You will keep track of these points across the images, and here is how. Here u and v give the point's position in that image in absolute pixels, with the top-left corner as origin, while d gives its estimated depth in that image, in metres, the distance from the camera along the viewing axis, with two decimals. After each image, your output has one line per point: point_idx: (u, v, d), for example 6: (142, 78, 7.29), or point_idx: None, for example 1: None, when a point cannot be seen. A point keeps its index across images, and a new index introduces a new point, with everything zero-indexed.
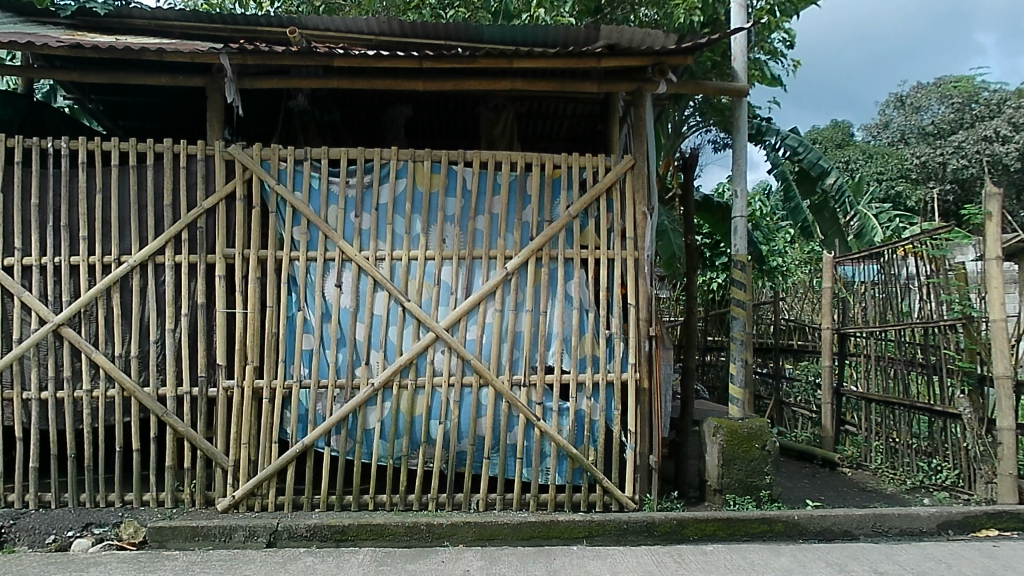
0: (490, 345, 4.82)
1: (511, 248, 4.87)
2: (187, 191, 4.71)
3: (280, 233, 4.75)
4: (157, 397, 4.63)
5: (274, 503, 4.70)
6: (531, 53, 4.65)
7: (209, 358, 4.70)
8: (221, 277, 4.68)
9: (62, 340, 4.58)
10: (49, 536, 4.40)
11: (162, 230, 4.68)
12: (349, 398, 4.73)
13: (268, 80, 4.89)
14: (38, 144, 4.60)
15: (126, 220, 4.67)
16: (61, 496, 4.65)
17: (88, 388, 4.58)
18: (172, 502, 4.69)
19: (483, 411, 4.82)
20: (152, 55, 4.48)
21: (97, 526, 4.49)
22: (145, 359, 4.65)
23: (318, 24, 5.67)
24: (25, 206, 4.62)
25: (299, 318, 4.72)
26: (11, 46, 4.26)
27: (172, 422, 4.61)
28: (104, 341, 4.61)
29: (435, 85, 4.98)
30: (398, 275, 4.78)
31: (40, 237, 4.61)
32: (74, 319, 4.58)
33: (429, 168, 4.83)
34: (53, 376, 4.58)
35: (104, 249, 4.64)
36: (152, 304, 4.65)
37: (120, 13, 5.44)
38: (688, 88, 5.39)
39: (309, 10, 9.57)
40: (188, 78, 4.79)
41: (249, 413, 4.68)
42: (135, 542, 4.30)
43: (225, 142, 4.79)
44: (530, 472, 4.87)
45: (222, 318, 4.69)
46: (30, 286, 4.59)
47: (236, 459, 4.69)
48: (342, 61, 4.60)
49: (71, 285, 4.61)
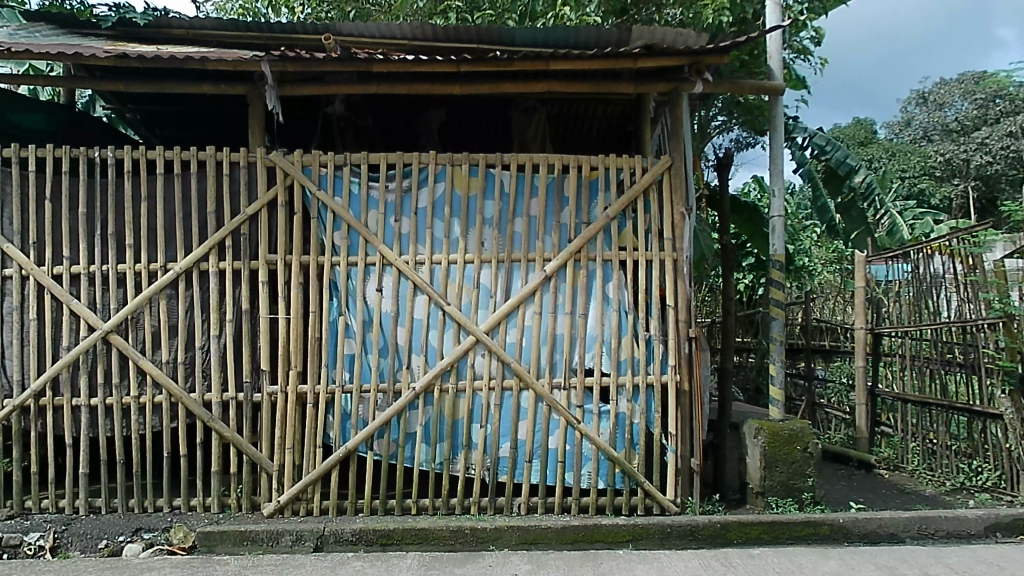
0: (530, 349, 4.81)
1: (550, 251, 4.86)
2: (230, 198, 4.73)
3: (321, 239, 4.77)
4: (203, 402, 4.65)
5: (319, 508, 4.71)
6: (567, 55, 4.66)
7: (254, 365, 4.72)
8: (264, 284, 4.70)
9: (110, 348, 4.61)
10: (101, 541, 4.39)
11: (206, 237, 4.71)
12: (392, 403, 4.74)
13: (306, 87, 4.91)
14: (85, 153, 4.63)
15: (171, 228, 4.70)
16: (111, 502, 4.66)
17: (136, 395, 4.62)
18: (218, 507, 4.69)
19: (524, 414, 4.81)
20: (195, 64, 4.46)
21: (146, 530, 4.48)
22: (191, 365, 4.68)
23: (353, 31, 5.80)
24: (73, 215, 4.66)
25: (340, 323, 4.73)
26: (59, 58, 4.33)
27: (218, 428, 4.62)
28: (151, 348, 4.64)
29: (472, 88, 4.98)
30: (437, 279, 4.79)
31: (88, 245, 4.65)
32: (121, 326, 4.62)
33: (467, 171, 4.83)
34: (101, 384, 4.60)
35: (150, 257, 4.68)
36: (198, 311, 4.68)
37: (159, 22, 5.53)
38: (724, 88, 5.35)
39: (339, 16, 9.62)
40: (229, 85, 4.82)
41: (293, 418, 4.68)
42: (185, 547, 4.30)
43: (267, 149, 4.81)
44: (571, 477, 4.86)
45: (266, 324, 4.71)
46: (79, 294, 4.62)
47: (281, 464, 4.70)
48: (381, 66, 4.63)
49: (119, 293, 4.64)
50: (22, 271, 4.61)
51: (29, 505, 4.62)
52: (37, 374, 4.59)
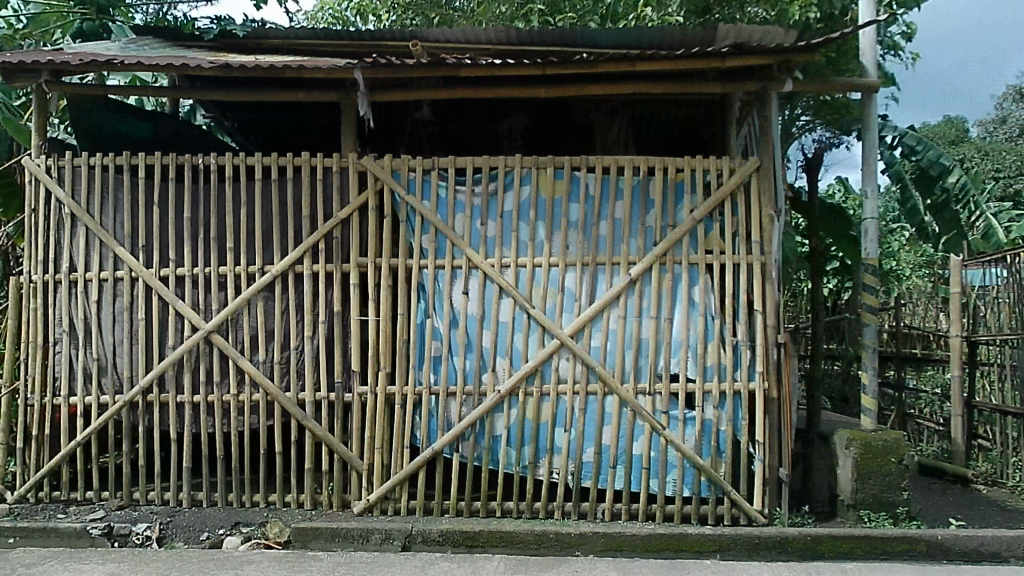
0: (615, 353, 4.78)
1: (635, 254, 4.81)
2: (323, 202, 4.86)
3: (409, 242, 4.86)
4: (298, 401, 4.79)
5: (406, 508, 4.79)
6: (654, 56, 4.61)
7: (344, 365, 4.83)
8: (355, 286, 4.81)
9: (211, 347, 4.80)
10: (203, 533, 4.58)
11: (301, 241, 4.85)
12: (477, 405, 4.78)
13: (394, 93, 5.01)
14: (190, 160, 4.83)
15: (268, 231, 4.86)
16: (212, 496, 4.84)
17: (235, 393, 4.79)
18: (310, 504, 4.81)
19: (608, 419, 4.78)
20: (292, 72, 4.61)
21: (245, 524, 4.64)
22: (286, 365, 4.81)
23: (438, 37, 5.95)
24: (179, 219, 4.87)
25: (428, 326, 4.81)
26: (167, 69, 4.53)
27: (312, 427, 4.75)
28: (250, 348, 4.81)
29: (557, 91, 4.99)
30: (522, 282, 4.81)
31: (192, 249, 4.85)
32: (222, 327, 4.80)
33: (552, 174, 4.83)
34: (204, 382, 4.79)
35: (249, 260, 4.85)
36: (293, 313, 4.82)
37: (257, 35, 5.81)
38: (814, 86, 5.20)
39: (422, 23, 9.76)
40: (323, 93, 4.96)
41: (382, 418, 4.78)
42: (280, 541, 4.43)
43: (359, 154, 4.92)
44: (655, 484, 4.80)
45: (356, 325, 4.82)
46: (184, 295, 4.83)
47: (370, 463, 4.79)
48: (469, 71, 4.71)
49: (220, 295, 4.83)
50: (132, 274, 4.84)
51: (137, 497, 4.85)
52: (145, 371, 4.81)
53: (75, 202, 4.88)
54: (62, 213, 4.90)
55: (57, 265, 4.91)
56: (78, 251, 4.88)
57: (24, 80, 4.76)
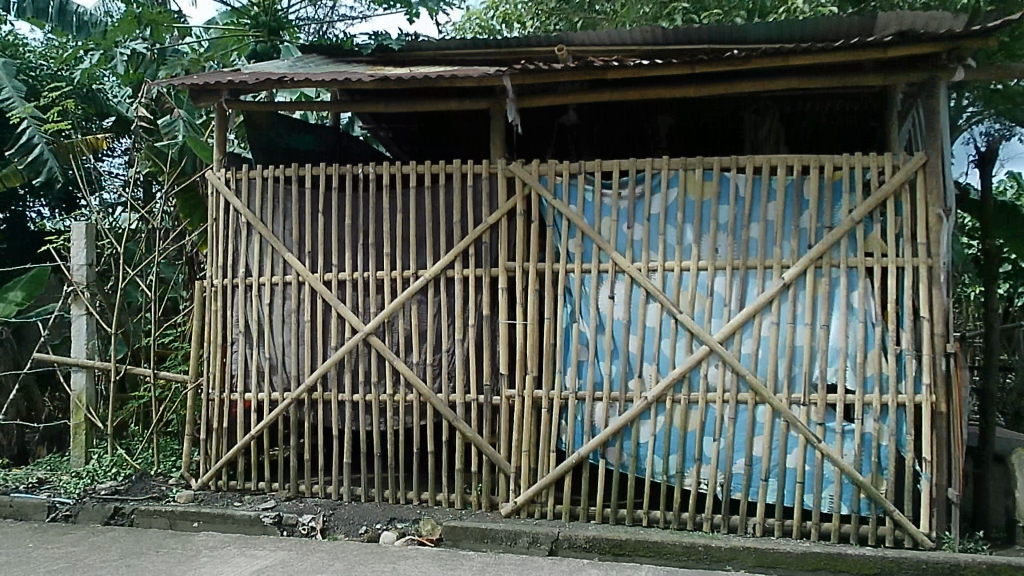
0: (766, 360, 4.61)
1: (788, 257, 4.61)
2: (473, 208, 4.98)
3: (556, 246, 4.89)
4: (449, 402, 4.93)
5: (552, 512, 4.83)
6: (809, 50, 4.40)
7: (493, 368, 4.94)
8: (503, 290, 4.90)
9: (370, 349, 5.04)
10: (361, 526, 4.76)
11: (452, 246, 4.99)
12: (624, 411, 4.74)
13: (541, 98, 5.03)
14: (351, 170, 5.08)
15: (422, 237, 5.04)
16: (370, 491, 5.07)
17: (391, 393, 4.99)
18: (461, 503, 4.95)
19: (759, 429, 4.61)
20: (444, 82, 4.75)
21: (400, 520, 4.79)
22: (438, 366, 4.97)
23: (583, 40, 5.95)
24: (341, 226, 5.14)
25: (574, 330, 4.82)
26: (331, 84, 4.79)
27: (462, 428, 4.88)
28: (405, 350, 5.00)
29: (706, 90, 4.86)
30: (669, 286, 4.72)
31: (353, 254, 5.10)
32: (380, 329, 5.02)
33: (700, 176, 4.72)
34: (362, 382, 5.03)
35: (405, 265, 5.05)
36: (444, 317, 4.97)
37: (411, 47, 6.11)
38: (990, 74, 4.79)
39: (566, 27, 9.80)
40: (474, 101, 5.08)
41: (530, 422, 4.84)
42: (433, 539, 4.59)
43: (507, 160, 5.00)
44: (810, 499, 4.58)
45: (504, 329, 4.91)
46: (345, 298, 5.08)
47: (517, 466, 4.87)
48: (615, 73, 4.64)
49: (378, 298, 5.06)
50: (299, 278, 5.15)
51: (303, 489, 5.15)
52: (311, 370, 5.11)
53: (250, 210, 5.26)
54: (239, 222, 5.30)
55: (235, 271, 5.31)
56: (253, 257, 5.25)
57: (208, 99, 5.19)
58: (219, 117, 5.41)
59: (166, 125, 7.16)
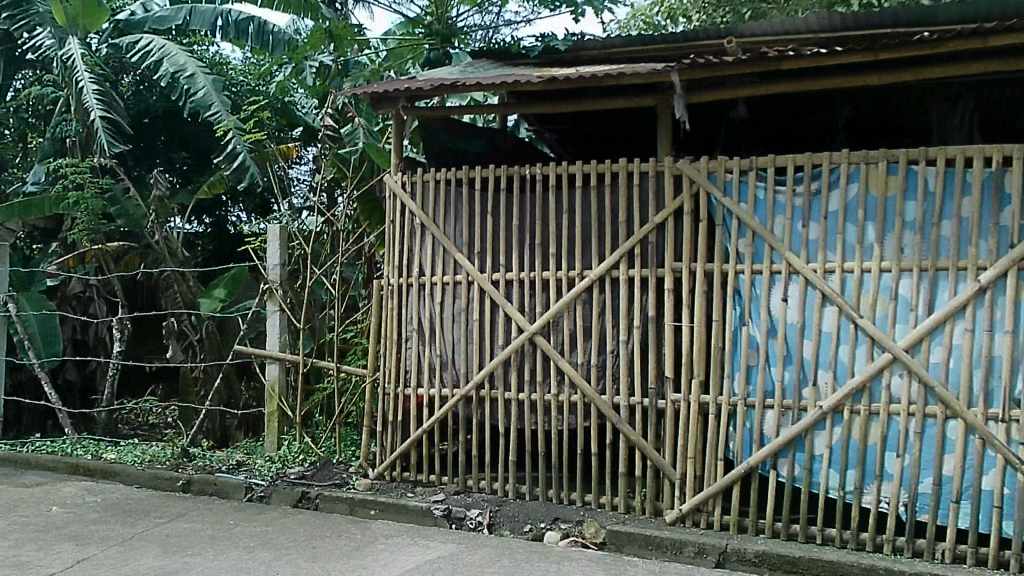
0: (960, 371, 4.22)
1: (986, 257, 4.18)
2: (640, 208, 4.93)
3: (725, 247, 4.74)
4: (613, 404, 4.93)
5: (720, 522, 4.69)
6: (1015, 28, 3.98)
7: (658, 371, 4.87)
8: (670, 291, 4.81)
9: (535, 348, 5.12)
10: (526, 525, 4.88)
11: (618, 246, 4.97)
12: (797, 421, 4.53)
13: (710, 92, 4.88)
14: (519, 171, 5.19)
15: (588, 238, 5.06)
16: (534, 490, 5.16)
17: (556, 393, 5.04)
18: (624, 508, 4.93)
19: (950, 447, 4.24)
20: (610, 80, 4.73)
21: (563, 521, 4.87)
22: (603, 367, 4.98)
23: (754, 31, 5.74)
24: (508, 227, 5.26)
25: (744, 333, 4.66)
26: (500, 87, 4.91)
27: (626, 431, 4.86)
28: (569, 349, 5.04)
29: (891, 78, 4.53)
30: (848, 289, 4.43)
31: (520, 255, 5.21)
32: (545, 329, 5.09)
33: (884, 170, 4.39)
34: (528, 381, 5.12)
35: (570, 265, 5.08)
36: (609, 317, 4.96)
37: (577, 46, 6.16)
38: None
39: (734, 18, 9.46)
40: (640, 98, 5.02)
41: (696, 427, 4.73)
42: (596, 542, 4.62)
43: (674, 157, 4.90)
44: (1010, 527, 4.17)
45: (670, 332, 4.83)
46: (512, 298, 5.20)
47: (683, 473, 4.78)
48: (791, 63, 4.42)
49: (543, 297, 5.13)
50: (468, 278, 5.33)
51: (470, 484, 5.32)
52: (479, 367, 5.27)
53: (424, 212, 5.50)
54: (414, 223, 5.56)
55: (410, 270, 5.58)
56: (426, 257, 5.49)
57: (387, 107, 5.55)
58: (396, 125, 5.74)
59: (347, 133, 7.83)
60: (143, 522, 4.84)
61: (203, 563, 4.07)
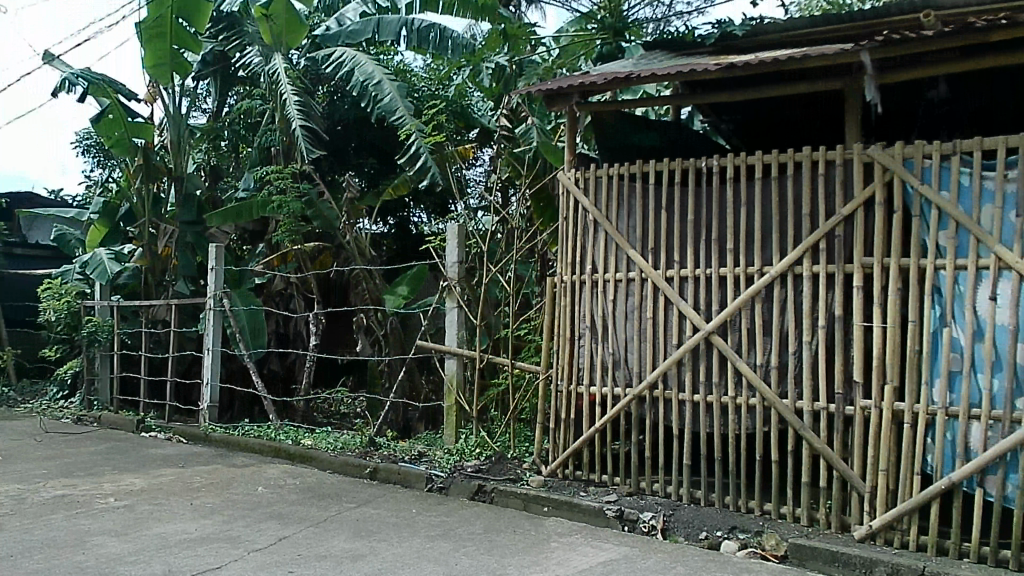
0: None
1: None
2: (825, 199, 4.64)
3: (923, 240, 4.33)
4: (795, 409, 4.67)
5: (915, 542, 4.29)
6: None
7: (846, 375, 4.55)
8: (859, 288, 4.48)
9: (711, 348, 4.96)
10: (702, 532, 4.74)
11: (801, 241, 4.71)
12: (1008, 435, 4.02)
13: (907, 71, 4.50)
14: (695, 164, 5.06)
15: (768, 232, 4.83)
16: (710, 496, 5.01)
17: (733, 395, 4.86)
18: (807, 520, 4.66)
19: None
20: (793, 64, 4.49)
21: (741, 531, 4.67)
22: (783, 369, 4.73)
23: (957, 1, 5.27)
24: (683, 222, 5.14)
25: (945, 335, 4.24)
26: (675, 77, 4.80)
27: (809, 438, 4.58)
28: (747, 349, 4.84)
29: None
30: None
31: (695, 250, 5.08)
32: (722, 327, 4.92)
33: None
34: (704, 381, 4.97)
35: (749, 261, 4.88)
36: (790, 316, 4.71)
37: (755, 30, 5.93)
38: None
39: None
40: (826, 82, 4.73)
41: (889, 437, 4.38)
42: (778, 555, 4.38)
43: (864, 144, 4.57)
44: None
45: (859, 332, 4.50)
46: (687, 296, 5.08)
47: (873, 486, 4.43)
48: (1002, 34, 3.98)
49: (720, 294, 4.96)
50: (642, 275, 5.26)
51: (643, 485, 5.26)
52: (652, 367, 5.19)
53: (597, 208, 5.50)
54: (587, 220, 5.56)
55: (583, 268, 5.59)
56: (599, 254, 5.48)
57: (560, 103, 5.62)
58: (570, 122, 5.80)
59: (522, 133, 7.66)
60: (336, 506, 5.21)
61: (389, 549, 4.32)
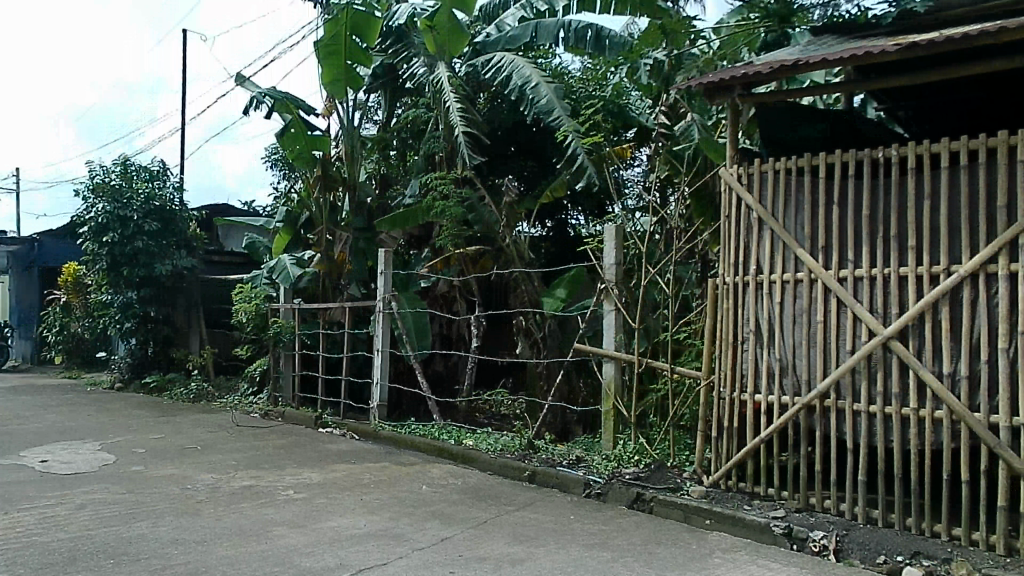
0: None
1: None
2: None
3: None
4: (989, 425, 4.20)
5: None
6: None
7: None
8: None
9: (890, 354, 4.58)
10: (880, 556, 4.39)
11: (995, 236, 4.24)
12: None
13: None
14: (870, 155, 4.71)
15: (956, 227, 4.39)
16: (888, 517, 4.61)
17: (915, 407, 4.46)
18: (1004, 550, 4.16)
19: None
20: (985, 38, 4.08)
21: (926, 557, 4.28)
22: (975, 380, 4.29)
23: None
24: (857, 218, 4.79)
25: None
26: (846, 61, 4.52)
27: (1006, 456, 4.11)
28: (931, 357, 4.42)
29: None
30: None
31: (871, 249, 4.71)
32: (902, 332, 4.53)
33: None
34: (881, 391, 4.60)
35: (933, 259, 4.46)
36: (982, 321, 4.25)
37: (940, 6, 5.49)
38: None
39: None
40: None
41: None
42: None
43: None
44: None
45: None
46: (861, 297, 4.73)
47: None
48: None
49: (900, 295, 4.57)
50: (811, 275, 4.96)
51: (813, 502, 4.94)
52: (823, 375, 4.87)
53: (761, 205, 5.25)
54: (751, 217, 5.32)
55: (747, 268, 5.35)
56: (764, 253, 5.23)
57: (721, 96, 5.47)
58: (732, 114, 5.60)
59: (682, 129, 7.45)
60: (496, 508, 5.32)
61: (547, 555, 4.35)
